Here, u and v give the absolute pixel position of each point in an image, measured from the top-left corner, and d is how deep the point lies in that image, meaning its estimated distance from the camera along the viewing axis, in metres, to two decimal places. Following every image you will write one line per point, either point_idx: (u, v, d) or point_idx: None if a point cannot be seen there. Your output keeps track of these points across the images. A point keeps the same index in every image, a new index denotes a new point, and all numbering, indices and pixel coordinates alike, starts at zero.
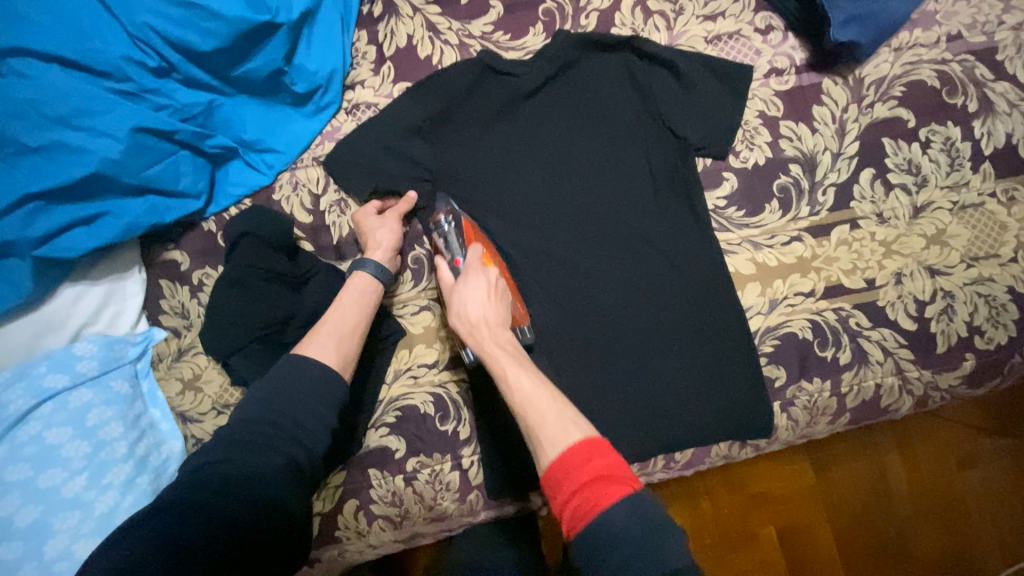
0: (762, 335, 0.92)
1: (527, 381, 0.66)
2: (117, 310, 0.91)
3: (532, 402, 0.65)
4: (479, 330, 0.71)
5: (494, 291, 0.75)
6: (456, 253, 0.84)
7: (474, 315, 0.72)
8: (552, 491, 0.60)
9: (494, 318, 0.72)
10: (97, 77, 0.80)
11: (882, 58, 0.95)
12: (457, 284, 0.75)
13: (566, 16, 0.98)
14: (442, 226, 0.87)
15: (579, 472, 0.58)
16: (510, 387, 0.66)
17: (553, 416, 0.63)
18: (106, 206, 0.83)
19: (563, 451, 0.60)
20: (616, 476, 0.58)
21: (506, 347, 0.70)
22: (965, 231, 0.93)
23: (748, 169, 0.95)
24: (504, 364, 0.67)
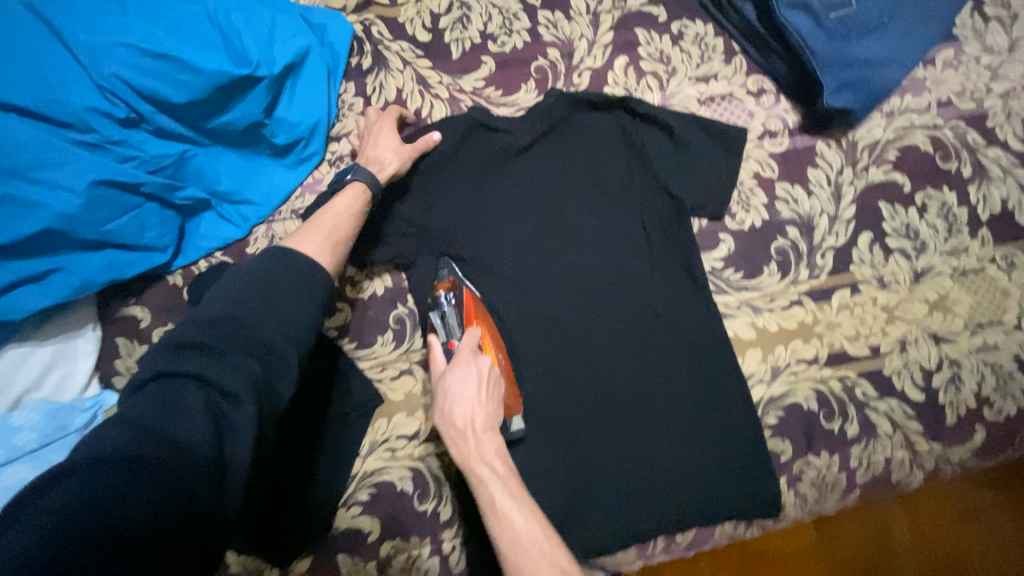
0: (766, 406, 0.87)
1: (515, 516, 0.63)
2: (65, 373, 0.84)
3: (519, 536, 0.62)
4: (467, 443, 0.66)
5: (487, 392, 0.69)
6: (454, 336, 0.79)
7: (461, 417, 0.67)
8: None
9: (484, 422, 0.67)
10: (60, 127, 0.76)
11: (874, 123, 0.95)
12: (446, 373, 0.71)
13: (559, 74, 0.97)
14: (442, 305, 0.80)
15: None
16: (497, 519, 0.64)
17: (543, 562, 0.61)
18: (59, 262, 0.76)
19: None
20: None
21: (497, 473, 0.65)
22: (967, 296, 0.91)
23: (745, 230, 0.92)
24: (492, 493, 0.64)
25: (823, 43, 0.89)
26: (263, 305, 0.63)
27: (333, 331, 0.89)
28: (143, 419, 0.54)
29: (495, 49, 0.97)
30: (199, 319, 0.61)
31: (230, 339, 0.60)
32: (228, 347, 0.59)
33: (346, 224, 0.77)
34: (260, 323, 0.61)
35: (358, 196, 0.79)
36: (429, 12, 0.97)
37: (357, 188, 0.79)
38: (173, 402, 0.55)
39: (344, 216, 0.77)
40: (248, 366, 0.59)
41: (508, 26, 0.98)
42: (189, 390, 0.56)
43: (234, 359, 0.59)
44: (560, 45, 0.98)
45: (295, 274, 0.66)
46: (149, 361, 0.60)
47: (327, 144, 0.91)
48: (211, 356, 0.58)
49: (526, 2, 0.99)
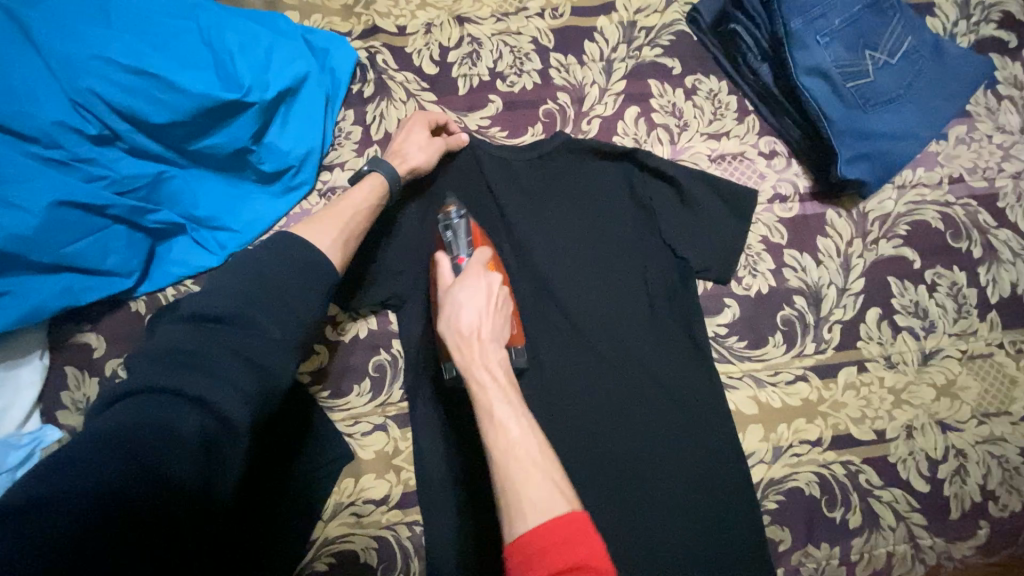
0: (765, 489, 0.82)
1: (512, 426, 0.54)
2: (2, 406, 0.76)
3: (513, 446, 0.53)
4: (469, 348, 0.58)
5: (495, 304, 0.62)
6: (461, 252, 0.74)
7: (466, 323, 0.60)
8: (515, 573, 0.47)
9: (490, 331, 0.60)
10: (22, 140, 0.69)
11: (886, 195, 0.93)
12: (451, 286, 0.63)
13: (567, 119, 0.93)
14: (451, 219, 0.76)
15: (554, 554, 0.46)
16: (490, 429, 0.54)
17: (536, 474, 0.51)
18: (6, 285, 0.69)
19: (536, 523, 0.48)
20: (595, 568, 0.45)
21: (500, 381, 0.57)
22: (975, 383, 0.87)
23: (751, 296, 0.88)
24: (491, 402, 0.55)
25: (841, 113, 0.86)
26: (267, 304, 0.57)
27: (306, 376, 0.82)
28: (129, 436, 0.48)
29: (504, 88, 0.93)
30: (200, 319, 0.56)
31: (229, 353, 0.54)
32: (225, 360, 0.54)
33: (362, 215, 0.71)
34: (265, 331, 0.57)
35: (374, 189, 0.73)
36: (438, 44, 0.94)
37: (376, 181, 0.74)
38: (166, 423, 0.50)
39: (360, 211, 0.71)
40: (241, 385, 0.54)
41: (518, 66, 0.94)
42: (184, 408, 0.51)
43: (232, 378, 0.53)
44: (570, 90, 0.94)
45: (303, 268, 0.61)
46: (144, 361, 0.54)
47: (318, 173, 0.85)
48: (213, 368, 0.53)
49: (538, 42, 0.96)
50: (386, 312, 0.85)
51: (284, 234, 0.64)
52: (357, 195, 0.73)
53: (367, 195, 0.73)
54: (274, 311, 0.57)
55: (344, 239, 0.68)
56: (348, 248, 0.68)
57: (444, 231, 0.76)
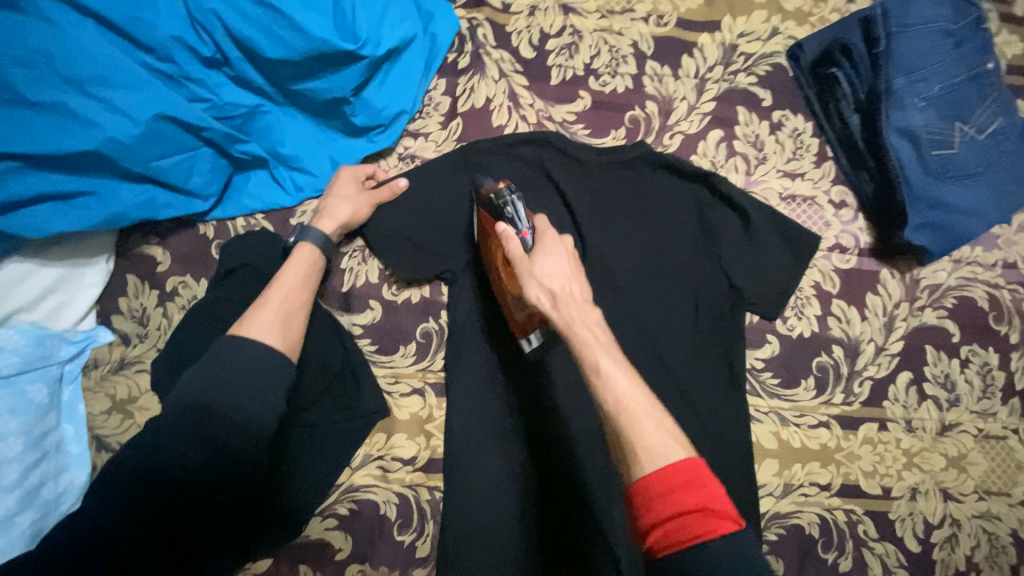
0: (769, 520, 0.86)
1: (620, 376, 0.58)
2: (63, 300, 0.77)
3: (623, 395, 0.57)
4: (565, 306, 0.63)
5: (573, 270, 0.67)
6: (524, 224, 0.71)
7: (556, 288, 0.65)
8: (639, 511, 0.53)
9: (580, 292, 0.65)
10: (136, 47, 0.69)
11: (941, 265, 0.94)
12: (533, 260, 0.67)
13: (650, 129, 0.94)
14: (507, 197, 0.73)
15: (676, 497, 0.51)
16: (600, 382, 0.58)
17: (650, 424, 0.55)
18: (94, 186, 0.70)
19: (659, 470, 0.52)
20: (716, 511, 0.51)
21: (598, 334, 0.62)
22: (983, 461, 0.91)
23: (793, 337, 0.91)
24: (597, 355, 0.59)
25: (920, 177, 0.87)
26: (227, 396, 0.60)
27: (358, 328, 0.85)
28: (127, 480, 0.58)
29: (595, 85, 0.94)
30: (181, 392, 0.60)
31: (193, 425, 0.58)
32: (230, 392, 0.60)
33: (302, 290, 0.71)
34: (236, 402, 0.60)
35: (311, 262, 0.74)
36: (539, 29, 0.94)
37: (307, 251, 0.74)
38: (149, 467, 0.58)
39: (295, 287, 0.71)
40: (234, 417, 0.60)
41: (613, 67, 0.94)
42: (163, 456, 0.58)
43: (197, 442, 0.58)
44: (659, 100, 0.95)
45: (251, 364, 0.61)
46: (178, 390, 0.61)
47: (402, 135, 0.86)
48: (186, 441, 0.58)
49: (638, 47, 0.95)
50: (439, 283, 0.86)
51: (222, 343, 0.63)
52: (288, 274, 0.72)
53: (304, 264, 0.73)
54: (236, 398, 0.60)
55: (284, 321, 0.67)
56: (290, 326, 0.67)
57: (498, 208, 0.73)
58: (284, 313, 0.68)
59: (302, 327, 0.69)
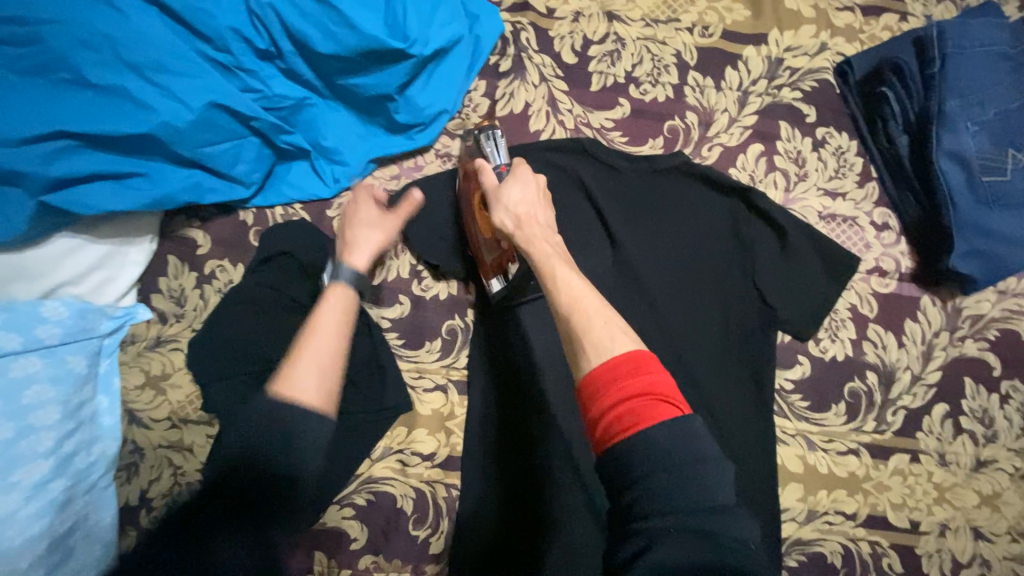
0: (791, 546, 0.84)
1: (574, 281, 0.59)
2: (106, 277, 0.79)
3: (577, 295, 0.58)
4: (528, 227, 0.67)
5: (542, 196, 0.71)
6: (502, 165, 0.76)
7: (521, 209, 0.68)
8: (590, 401, 0.53)
9: (543, 217, 0.68)
10: (195, 36, 0.72)
11: (985, 295, 0.91)
12: (502, 184, 0.70)
13: (689, 140, 0.93)
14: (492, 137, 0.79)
15: (623, 384, 0.51)
16: (557, 286, 0.60)
17: (600, 320, 0.56)
18: (145, 168, 0.73)
19: (606, 361, 0.52)
20: (663, 398, 0.50)
21: (557, 249, 0.65)
22: (1019, 501, 0.87)
23: (825, 360, 0.88)
24: (555, 264, 0.62)
25: (969, 204, 0.84)
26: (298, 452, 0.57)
27: (386, 322, 0.85)
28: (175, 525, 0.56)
29: (636, 94, 0.93)
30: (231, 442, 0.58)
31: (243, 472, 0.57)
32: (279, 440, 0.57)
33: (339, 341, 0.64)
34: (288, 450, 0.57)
35: (349, 301, 0.68)
36: (583, 35, 0.94)
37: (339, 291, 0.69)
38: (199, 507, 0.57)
39: (335, 331, 0.65)
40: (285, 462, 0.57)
41: (655, 76, 0.94)
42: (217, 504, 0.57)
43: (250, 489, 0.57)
44: (700, 111, 0.94)
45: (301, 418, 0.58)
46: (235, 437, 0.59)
47: (441, 134, 0.87)
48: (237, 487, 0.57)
49: (681, 57, 0.95)
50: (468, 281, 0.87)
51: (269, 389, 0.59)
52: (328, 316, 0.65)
53: (344, 302, 0.67)
54: (305, 453, 0.57)
55: (320, 372, 0.61)
56: (328, 375, 0.61)
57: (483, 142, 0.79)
58: (319, 364, 0.61)
59: (336, 376, 0.63)
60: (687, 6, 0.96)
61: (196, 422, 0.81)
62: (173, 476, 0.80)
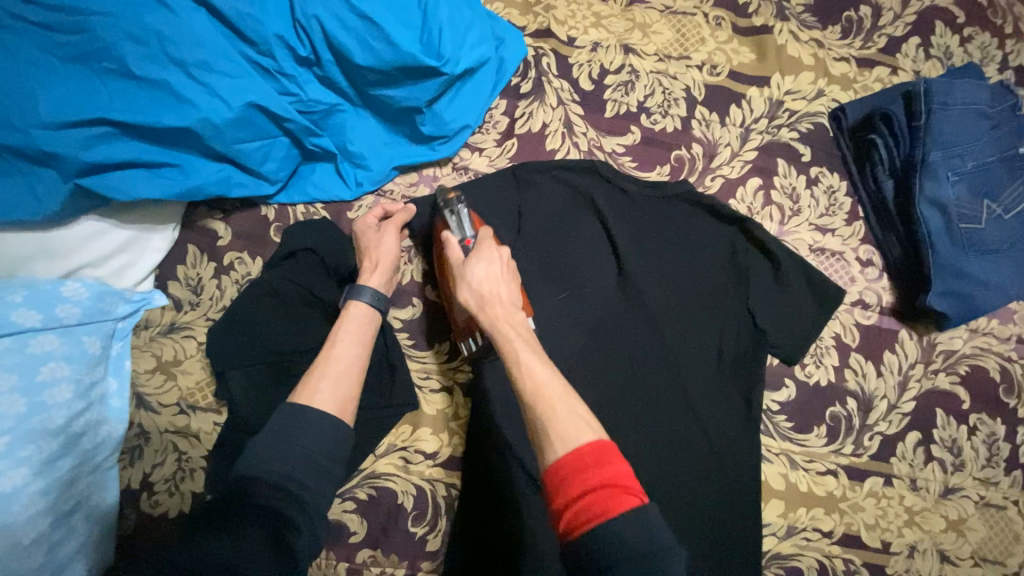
0: (769, 559, 0.88)
1: (537, 369, 0.64)
2: (128, 261, 0.81)
3: (540, 385, 0.63)
4: (491, 307, 0.71)
5: (507, 275, 0.74)
6: (467, 232, 0.78)
7: (486, 288, 0.72)
8: (555, 493, 0.57)
9: (507, 296, 0.72)
10: (239, 38, 0.75)
11: (957, 333, 0.98)
12: (468, 261, 0.73)
13: (694, 169, 0.99)
14: (457, 206, 0.80)
15: (586, 476, 0.56)
16: (521, 373, 0.64)
17: (562, 411, 0.60)
18: (178, 159, 0.75)
19: (571, 451, 0.57)
20: (624, 487, 0.55)
21: (518, 331, 0.69)
22: (981, 527, 0.93)
23: (809, 384, 0.94)
24: (517, 349, 0.66)
25: (946, 247, 0.91)
26: (280, 464, 0.58)
27: (398, 322, 0.88)
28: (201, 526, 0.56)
29: (646, 122, 0.99)
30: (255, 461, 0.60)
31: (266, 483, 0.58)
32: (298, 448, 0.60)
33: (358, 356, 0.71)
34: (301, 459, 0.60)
35: (367, 322, 0.75)
36: (600, 64, 0.99)
37: (361, 309, 0.75)
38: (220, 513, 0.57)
39: (352, 346, 0.71)
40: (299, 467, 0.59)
41: (665, 107, 1.00)
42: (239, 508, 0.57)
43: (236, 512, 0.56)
44: (704, 143, 1.00)
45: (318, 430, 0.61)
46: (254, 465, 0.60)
47: (461, 147, 0.91)
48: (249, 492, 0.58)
49: (690, 91, 1.01)
50: None
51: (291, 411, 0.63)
52: (342, 335, 0.72)
53: (361, 324, 0.74)
54: (288, 463, 0.59)
55: (337, 381, 0.67)
56: (341, 385, 0.67)
57: (444, 214, 0.81)
58: (335, 373, 0.68)
59: (356, 385, 0.68)
60: (698, 46, 1.03)
61: (204, 408, 0.83)
62: (178, 461, 0.81)
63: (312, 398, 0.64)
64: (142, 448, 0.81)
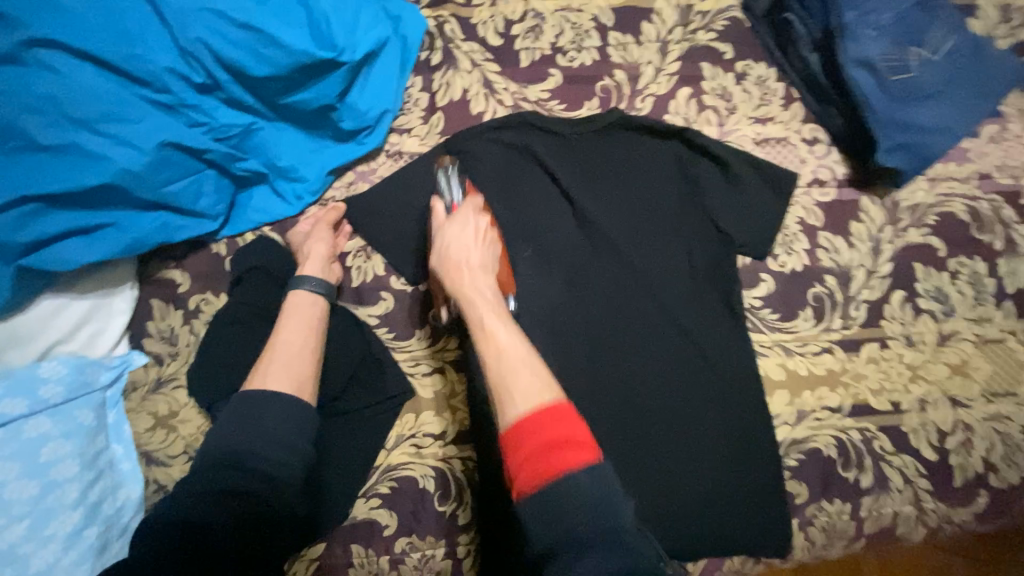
0: (788, 448, 0.89)
1: (500, 333, 0.67)
2: (97, 329, 0.82)
3: (503, 336, 0.67)
4: (456, 275, 0.74)
5: (480, 240, 0.77)
6: (455, 197, 0.83)
7: (456, 252, 0.76)
8: (509, 453, 0.60)
9: (477, 264, 0.75)
10: (134, 83, 0.75)
11: (918, 185, 0.98)
12: (444, 227, 0.78)
13: (621, 96, 0.98)
14: (446, 169, 0.86)
15: (543, 434, 0.58)
16: (483, 328, 0.68)
17: (524, 371, 0.64)
18: (113, 218, 0.75)
19: (529, 408, 0.60)
20: (577, 443, 0.58)
21: (489, 304, 0.71)
22: (985, 364, 0.94)
23: (785, 273, 0.94)
24: (482, 316, 0.69)
25: (884, 103, 0.90)
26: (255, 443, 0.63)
27: (374, 319, 0.89)
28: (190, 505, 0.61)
29: (563, 62, 0.98)
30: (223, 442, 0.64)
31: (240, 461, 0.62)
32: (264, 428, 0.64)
33: (310, 340, 0.74)
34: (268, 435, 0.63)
35: (314, 307, 0.77)
36: (503, 17, 0.98)
37: (302, 296, 0.78)
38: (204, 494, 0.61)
39: (300, 332, 0.74)
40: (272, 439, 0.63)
41: (578, 43, 0.99)
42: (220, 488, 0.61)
43: (219, 492, 0.61)
44: (626, 68, 0.99)
45: (280, 410, 0.65)
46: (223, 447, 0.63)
47: (388, 134, 0.91)
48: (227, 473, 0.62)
49: (599, 20, 1.00)
50: None
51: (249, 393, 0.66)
52: (288, 322, 0.75)
53: (306, 310, 0.77)
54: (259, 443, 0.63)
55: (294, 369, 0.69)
56: (295, 367, 0.70)
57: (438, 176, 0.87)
58: (287, 354, 0.71)
59: (310, 365, 0.71)
60: None
61: None
62: None
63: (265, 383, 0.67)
64: None
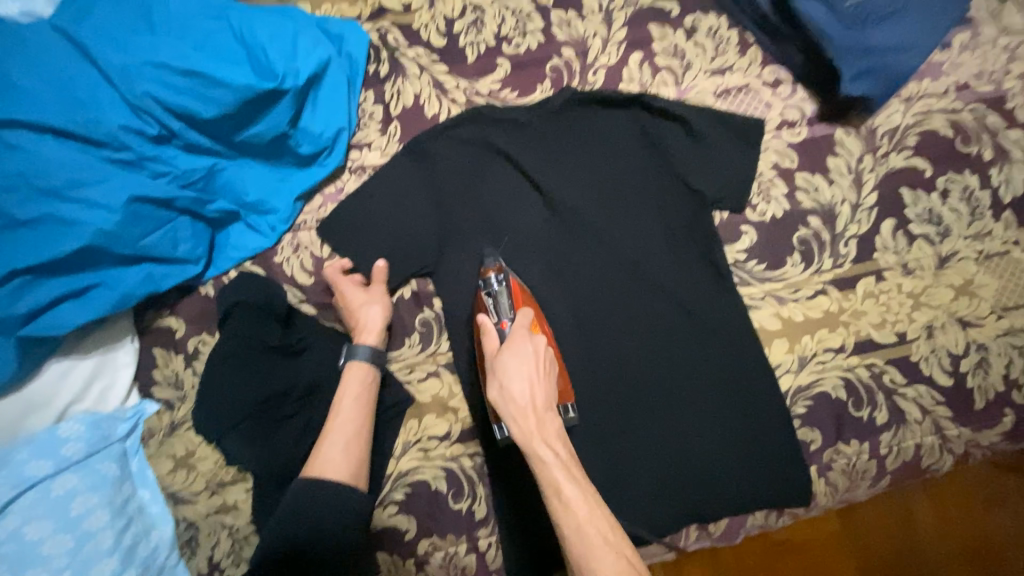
0: (794, 396, 0.88)
1: (578, 507, 0.64)
2: (106, 384, 0.86)
3: (583, 530, 0.63)
4: (525, 420, 0.68)
5: (542, 372, 0.71)
6: (504, 316, 0.78)
7: (519, 395, 0.69)
8: None
9: (542, 403, 0.69)
10: (94, 146, 0.78)
11: (893, 109, 0.95)
12: (501, 353, 0.72)
13: (573, 73, 0.98)
14: (492, 284, 0.79)
15: None
16: (561, 516, 0.64)
17: (607, 550, 0.62)
18: (99, 277, 0.79)
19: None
20: None
21: (562, 447, 0.68)
22: (992, 280, 0.90)
23: (766, 221, 0.93)
24: (557, 478, 0.65)
25: (840, 32, 0.89)
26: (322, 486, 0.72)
27: None
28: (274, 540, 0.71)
29: (510, 50, 0.98)
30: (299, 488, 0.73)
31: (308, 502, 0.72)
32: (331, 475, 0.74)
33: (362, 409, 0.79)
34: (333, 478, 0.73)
35: (366, 377, 0.81)
36: (443, 17, 0.99)
37: (359, 367, 0.82)
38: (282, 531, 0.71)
39: (356, 403, 0.79)
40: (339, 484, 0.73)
41: (521, 28, 0.99)
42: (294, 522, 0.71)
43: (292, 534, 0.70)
44: (573, 44, 0.98)
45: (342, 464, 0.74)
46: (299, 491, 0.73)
47: (348, 152, 0.93)
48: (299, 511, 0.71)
49: (539, 2, 1.00)
50: (427, 277, 0.92)
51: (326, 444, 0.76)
52: (346, 392, 0.79)
53: (361, 385, 0.81)
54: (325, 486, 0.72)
55: (347, 446, 0.76)
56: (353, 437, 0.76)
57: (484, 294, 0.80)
58: (344, 426, 0.77)
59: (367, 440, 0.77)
60: None
61: (231, 481, 0.87)
62: (230, 537, 0.85)
63: (324, 471, 0.73)
64: (197, 537, 0.85)
